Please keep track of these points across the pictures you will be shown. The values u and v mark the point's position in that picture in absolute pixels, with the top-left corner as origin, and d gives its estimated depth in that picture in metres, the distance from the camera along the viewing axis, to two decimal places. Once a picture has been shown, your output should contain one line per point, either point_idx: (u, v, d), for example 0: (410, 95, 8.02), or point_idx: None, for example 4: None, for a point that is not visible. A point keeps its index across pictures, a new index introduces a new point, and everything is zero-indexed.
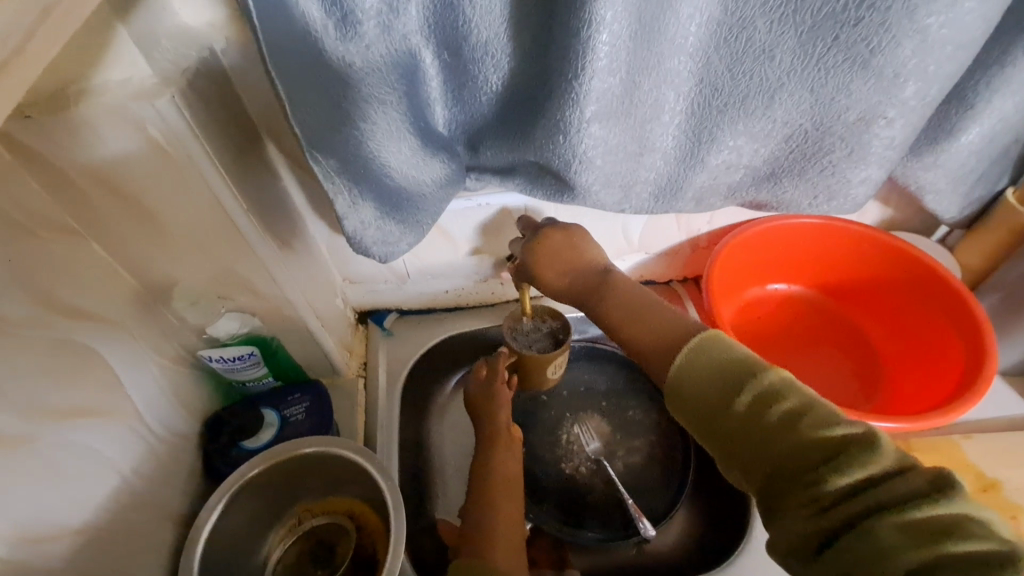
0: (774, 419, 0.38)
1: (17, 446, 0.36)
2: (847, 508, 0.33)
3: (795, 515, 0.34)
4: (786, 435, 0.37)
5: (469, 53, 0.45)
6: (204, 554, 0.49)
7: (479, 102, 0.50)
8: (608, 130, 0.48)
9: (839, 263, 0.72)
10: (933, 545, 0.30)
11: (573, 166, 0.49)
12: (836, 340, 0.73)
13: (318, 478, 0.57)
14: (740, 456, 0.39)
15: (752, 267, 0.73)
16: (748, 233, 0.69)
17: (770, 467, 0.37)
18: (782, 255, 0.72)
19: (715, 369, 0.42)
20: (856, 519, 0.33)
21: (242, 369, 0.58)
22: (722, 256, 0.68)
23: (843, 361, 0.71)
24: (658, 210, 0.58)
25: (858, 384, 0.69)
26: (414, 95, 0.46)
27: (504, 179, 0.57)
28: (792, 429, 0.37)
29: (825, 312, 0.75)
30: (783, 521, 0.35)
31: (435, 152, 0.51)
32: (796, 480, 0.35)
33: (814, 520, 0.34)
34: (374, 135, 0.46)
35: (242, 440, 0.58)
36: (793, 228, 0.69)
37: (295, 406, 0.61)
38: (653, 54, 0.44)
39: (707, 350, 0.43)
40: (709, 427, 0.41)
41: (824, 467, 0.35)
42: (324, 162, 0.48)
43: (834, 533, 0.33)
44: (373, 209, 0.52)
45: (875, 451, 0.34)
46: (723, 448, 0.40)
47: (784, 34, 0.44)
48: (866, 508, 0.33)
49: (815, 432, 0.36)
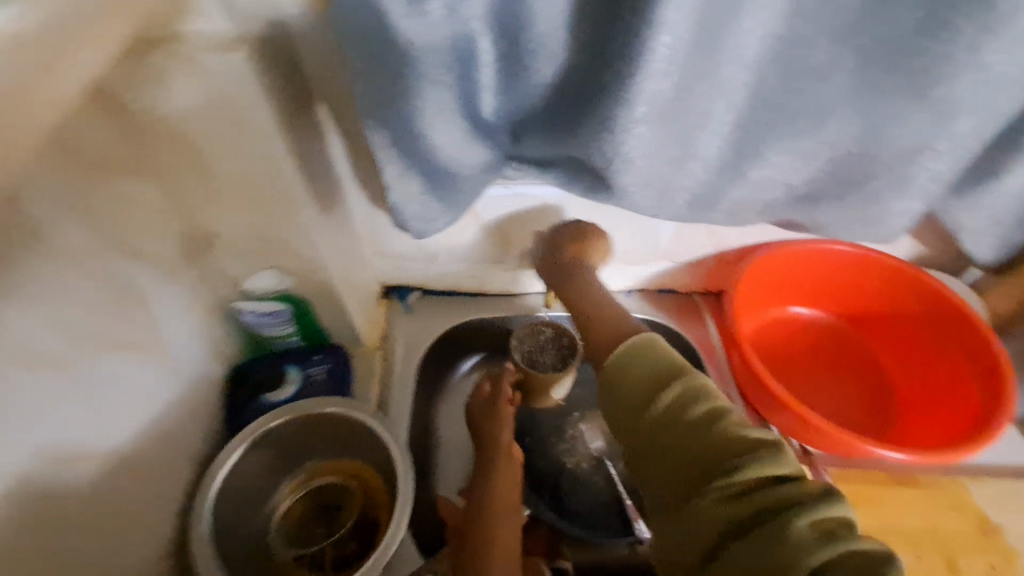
0: (686, 422, 0.38)
1: (61, 368, 0.38)
2: (741, 515, 0.34)
3: (693, 520, 0.35)
4: (696, 440, 0.37)
5: (528, 43, 0.47)
6: (218, 495, 0.51)
7: (531, 93, 0.51)
8: (654, 132, 0.48)
9: (862, 292, 0.72)
10: (816, 551, 0.31)
11: (615, 165, 0.50)
12: (851, 368, 0.73)
13: (332, 439, 0.58)
14: (651, 457, 0.39)
15: (775, 287, 0.73)
16: (775, 253, 0.69)
17: (675, 474, 0.37)
18: (805, 279, 0.72)
19: (643, 371, 0.42)
20: (748, 526, 0.34)
21: (271, 325, 0.59)
22: (747, 273, 0.68)
23: (855, 389, 0.71)
24: (691, 219, 0.59)
25: (870, 413, 0.69)
26: (471, 79, 0.48)
27: (544, 171, 0.58)
28: (702, 433, 0.38)
29: (842, 338, 0.75)
30: (682, 525, 0.36)
31: (482, 137, 0.53)
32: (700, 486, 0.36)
33: (709, 525, 0.34)
34: (428, 113, 0.47)
35: (265, 394, 0.60)
36: (821, 253, 0.69)
37: (317, 367, 0.62)
38: (709, 62, 0.44)
39: (635, 353, 0.43)
40: (627, 427, 0.41)
41: (727, 473, 0.35)
42: (375, 134, 0.50)
43: (728, 539, 0.34)
44: (415, 185, 0.53)
45: (772, 459, 0.36)
46: (636, 455, 0.40)
47: (842, 57, 0.44)
48: (758, 515, 0.34)
49: (720, 439, 0.37)
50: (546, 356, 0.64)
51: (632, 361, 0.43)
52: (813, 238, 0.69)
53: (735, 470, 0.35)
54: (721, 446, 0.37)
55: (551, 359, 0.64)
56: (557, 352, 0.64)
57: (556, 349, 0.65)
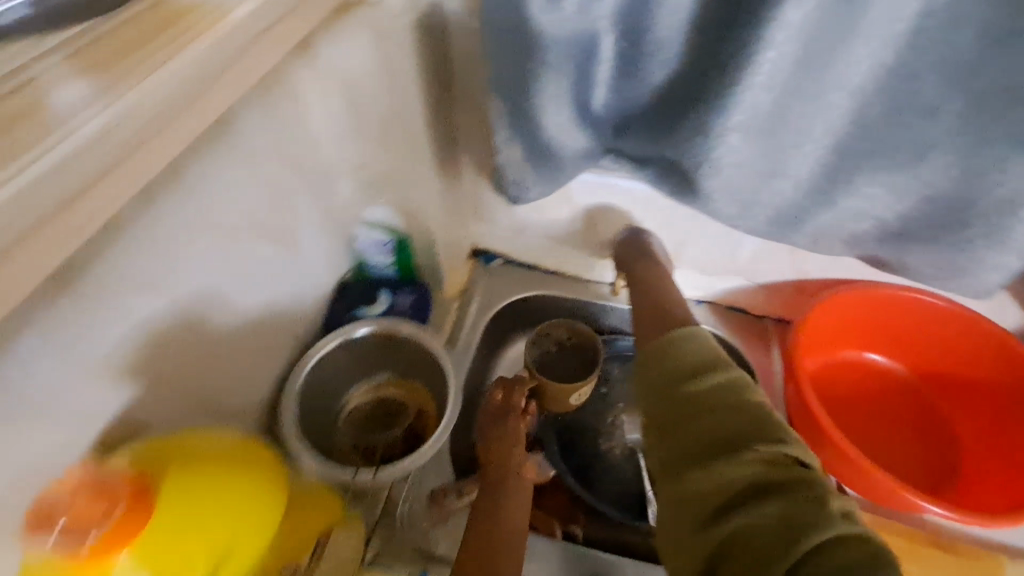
0: (717, 399, 0.44)
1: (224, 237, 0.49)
2: (746, 482, 0.38)
3: (701, 478, 0.40)
4: (721, 415, 0.43)
5: (645, 46, 0.52)
6: (307, 377, 0.62)
7: (639, 92, 0.56)
8: (746, 143, 0.52)
9: (942, 346, 0.69)
10: (806, 522, 0.36)
11: (702, 168, 0.54)
12: (916, 421, 0.70)
13: (404, 359, 0.68)
14: (675, 426, 0.44)
15: (846, 327, 0.71)
16: (854, 292, 0.67)
17: (717, 430, 0.42)
18: (881, 324, 0.70)
19: (691, 357, 0.48)
20: (751, 492, 0.38)
21: (377, 254, 0.70)
22: (819, 308, 0.67)
23: (920, 448, 0.68)
24: (771, 238, 0.61)
25: (930, 468, 0.66)
26: (587, 71, 0.54)
27: (637, 168, 0.63)
28: (743, 407, 0.43)
29: (910, 391, 0.72)
30: (691, 482, 0.40)
31: (587, 125, 0.58)
32: (717, 452, 0.41)
33: (747, 475, 0.39)
34: (543, 94, 0.54)
35: (360, 307, 0.70)
36: (904, 302, 0.67)
37: (404, 296, 0.73)
38: (813, 83, 0.47)
39: (684, 343, 0.50)
40: (661, 397, 0.47)
41: (766, 441, 0.40)
42: (497, 105, 0.58)
43: (732, 501, 0.38)
44: (520, 155, 0.61)
45: (787, 444, 0.40)
46: (677, 414, 0.45)
47: (952, 94, 0.45)
48: (762, 485, 0.38)
49: (744, 416, 0.42)
50: (566, 362, 0.70)
51: (686, 342, 0.50)
52: (897, 284, 0.67)
53: (775, 440, 0.40)
54: (743, 423, 0.42)
55: (570, 365, 0.70)
56: (574, 360, 0.70)
57: (573, 355, 0.71)
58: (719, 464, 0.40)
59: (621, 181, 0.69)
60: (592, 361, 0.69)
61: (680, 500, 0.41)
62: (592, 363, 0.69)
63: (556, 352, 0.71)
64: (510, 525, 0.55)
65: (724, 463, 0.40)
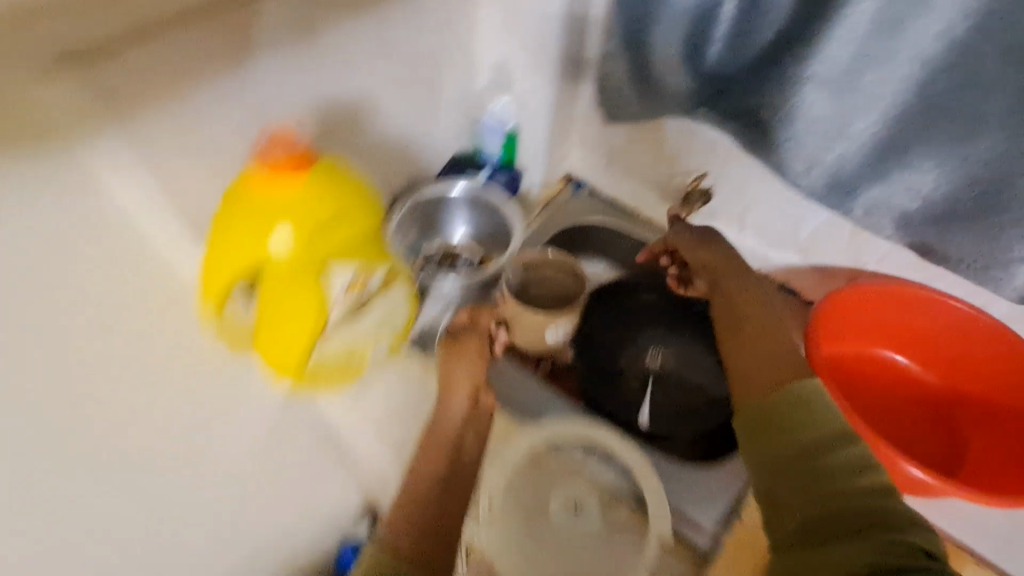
0: (817, 444, 0.45)
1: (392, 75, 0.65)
2: (839, 527, 0.41)
3: (798, 517, 0.43)
4: (820, 458, 0.44)
5: (757, 5, 0.59)
6: (413, 204, 0.78)
7: (744, 50, 0.63)
8: (817, 99, 0.60)
9: (961, 351, 0.73)
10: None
11: (776, 116, 0.63)
12: (928, 417, 0.75)
13: (485, 219, 0.83)
14: (771, 457, 0.47)
15: (872, 323, 0.76)
16: (886, 287, 0.72)
17: (816, 472, 0.44)
18: (906, 324, 0.75)
19: (792, 391, 0.50)
20: (842, 533, 0.40)
21: (490, 135, 0.82)
22: (848, 297, 0.73)
23: (928, 444, 0.72)
24: (826, 205, 0.67)
25: (938, 460, 0.71)
26: (699, 16, 0.63)
27: (723, 123, 0.71)
28: (842, 452, 0.44)
29: (924, 392, 0.77)
30: (786, 520, 0.43)
31: (688, 66, 0.68)
32: (815, 495, 0.43)
33: (838, 517, 0.41)
34: (658, 24, 0.67)
35: (462, 172, 0.83)
36: (931, 304, 0.71)
37: (500, 175, 0.85)
38: (886, 49, 0.54)
39: (794, 379, 0.51)
40: (761, 429, 0.49)
41: (860, 488, 0.41)
42: (615, 30, 0.71)
43: (822, 537, 0.41)
44: (626, 76, 0.75)
45: (883, 493, 0.41)
46: (776, 448, 0.47)
47: (1011, 76, 0.51)
48: (856, 528, 0.40)
49: (841, 461, 0.44)
50: (546, 291, 0.76)
51: (800, 380, 0.51)
52: (925, 286, 0.70)
53: (868, 489, 0.41)
54: (839, 468, 0.43)
55: (550, 296, 0.76)
56: (552, 290, 0.76)
57: (553, 288, 0.76)
58: (816, 506, 0.42)
59: (705, 131, 0.78)
60: (574, 299, 0.75)
61: (778, 531, 0.44)
62: (572, 301, 0.75)
63: (534, 284, 0.76)
64: (444, 442, 0.58)
65: (822, 506, 0.42)
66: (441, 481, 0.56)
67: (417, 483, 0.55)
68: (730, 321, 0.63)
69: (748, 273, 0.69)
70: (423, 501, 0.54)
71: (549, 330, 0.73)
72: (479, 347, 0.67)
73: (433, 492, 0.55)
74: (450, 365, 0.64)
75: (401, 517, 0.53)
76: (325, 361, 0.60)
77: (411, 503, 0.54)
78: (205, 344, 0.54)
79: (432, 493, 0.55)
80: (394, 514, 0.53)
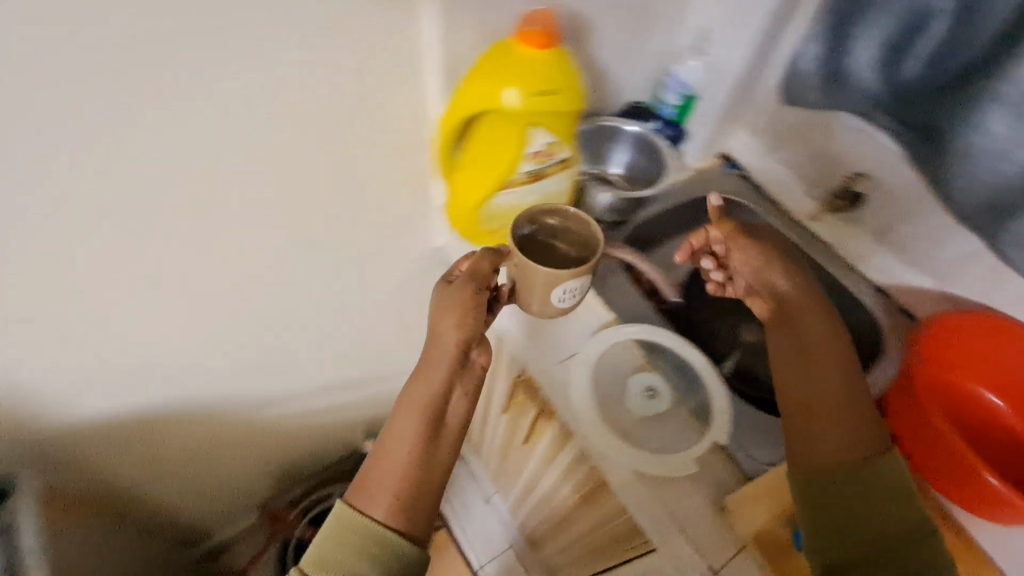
0: (857, 512, 0.58)
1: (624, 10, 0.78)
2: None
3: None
4: (864, 524, 0.57)
5: (966, 30, 0.70)
6: (594, 126, 0.92)
7: (940, 66, 0.74)
8: (997, 123, 0.70)
9: None
10: None
11: (953, 130, 0.75)
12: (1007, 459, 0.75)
13: (645, 159, 0.94)
14: (821, 526, 0.58)
15: (971, 356, 0.79)
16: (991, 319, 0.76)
17: (860, 536, 0.57)
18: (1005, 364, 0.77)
19: (832, 460, 0.60)
20: None
21: (671, 91, 0.92)
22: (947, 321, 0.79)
23: (1021, 469, 0.75)
24: (970, 221, 0.77)
25: None
26: (909, 31, 0.75)
27: (898, 130, 0.82)
28: (878, 515, 0.58)
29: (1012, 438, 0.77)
30: None
31: (883, 73, 0.80)
32: (866, 559, 0.56)
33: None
34: (868, 33, 0.80)
35: (636, 118, 0.93)
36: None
37: (668, 130, 0.94)
38: None
39: (823, 446, 0.61)
40: (806, 498, 0.60)
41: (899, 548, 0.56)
42: (826, 31, 0.84)
43: None
44: (822, 73, 0.87)
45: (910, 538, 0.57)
46: (825, 518, 0.58)
47: None
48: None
49: (881, 523, 0.57)
50: (555, 252, 0.67)
51: (827, 438, 0.61)
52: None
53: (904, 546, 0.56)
54: (880, 529, 0.57)
55: (560, 253, 0.68)
56: (560, 250, 0.68)
57: (562, 249, 0.68)
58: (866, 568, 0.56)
59: (871, 133, 0.86)
60: (586, 260, 0.66)
61: None
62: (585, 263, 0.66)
63: (546, 242, 0.68)
64: (427, 411, 0.61)
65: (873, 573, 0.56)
66: (422, 442, 0.60)
67: (399, 437, 0.61)
68: (794, 360, 0.65)
69: (823, 313, 0.66)
70: (409, 466, 0.59)
71: (549, 292, 0.66)
72: (464, 308, 0.62)
73: (416, 459, 0.60)
74: (437, 321, 0.63)
75: (375, 478, 0.59)
76: (495, 219, 0.78)
77: (395, 463, 0.60)
78: (398, 147, 0.72)
79: (415, 460, 0.60)
80: (369, 478, 0.60)
